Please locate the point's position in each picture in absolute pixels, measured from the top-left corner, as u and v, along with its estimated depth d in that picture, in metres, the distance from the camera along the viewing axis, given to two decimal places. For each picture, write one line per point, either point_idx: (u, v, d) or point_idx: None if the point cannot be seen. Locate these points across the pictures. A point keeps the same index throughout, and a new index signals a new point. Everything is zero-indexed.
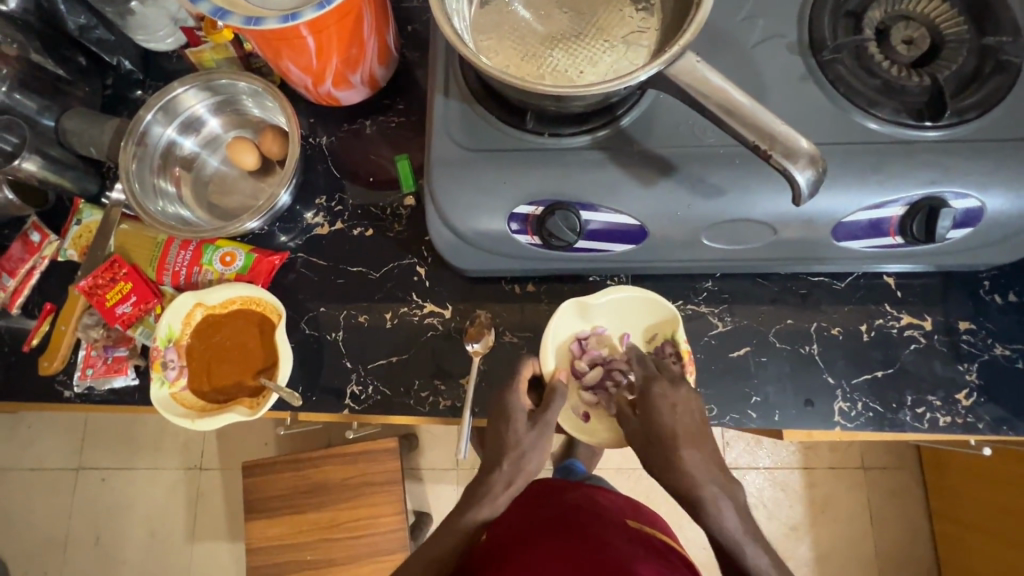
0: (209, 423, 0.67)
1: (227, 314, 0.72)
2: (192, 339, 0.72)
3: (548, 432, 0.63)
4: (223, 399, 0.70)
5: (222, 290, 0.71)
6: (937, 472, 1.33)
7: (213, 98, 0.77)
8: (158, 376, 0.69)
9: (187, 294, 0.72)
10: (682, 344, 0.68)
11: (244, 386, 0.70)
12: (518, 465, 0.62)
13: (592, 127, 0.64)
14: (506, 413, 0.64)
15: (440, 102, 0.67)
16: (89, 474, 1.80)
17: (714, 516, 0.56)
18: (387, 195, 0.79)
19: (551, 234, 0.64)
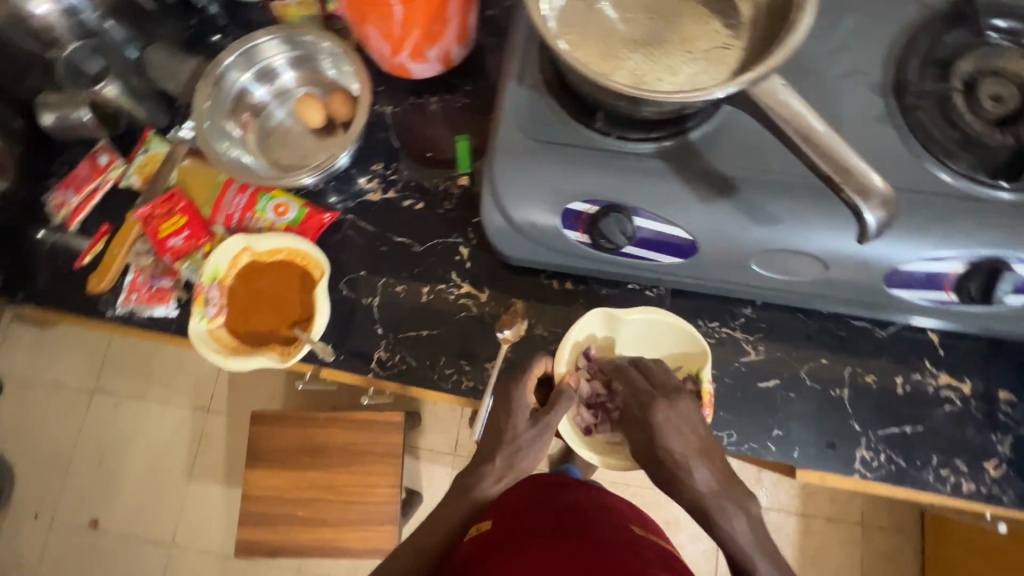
0: (242, 364, 0.69)
1: (273, 263, 0.74)
2: (235, 281, 0.73)
3: (549, 428, 0.66)
4: (257, 343, 0.72)
5: (272, 238, 0.73)
6: (939, 543, 1.30)
7: (293, 52, 0.79)
8: (199, 310, 0.70)
9: (237, 237, 0.73)
10: (703, 383, 0.68)
11: (277, 334, 0.72)
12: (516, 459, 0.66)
13: (659, 136, 0.64)
14: (507, 407, 0.67)
15: (512, 89, 0.67)
16: (103, 397, 1.86)
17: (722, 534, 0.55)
18: (442, 173, 0.80)
19: (603, 235, 0.64)
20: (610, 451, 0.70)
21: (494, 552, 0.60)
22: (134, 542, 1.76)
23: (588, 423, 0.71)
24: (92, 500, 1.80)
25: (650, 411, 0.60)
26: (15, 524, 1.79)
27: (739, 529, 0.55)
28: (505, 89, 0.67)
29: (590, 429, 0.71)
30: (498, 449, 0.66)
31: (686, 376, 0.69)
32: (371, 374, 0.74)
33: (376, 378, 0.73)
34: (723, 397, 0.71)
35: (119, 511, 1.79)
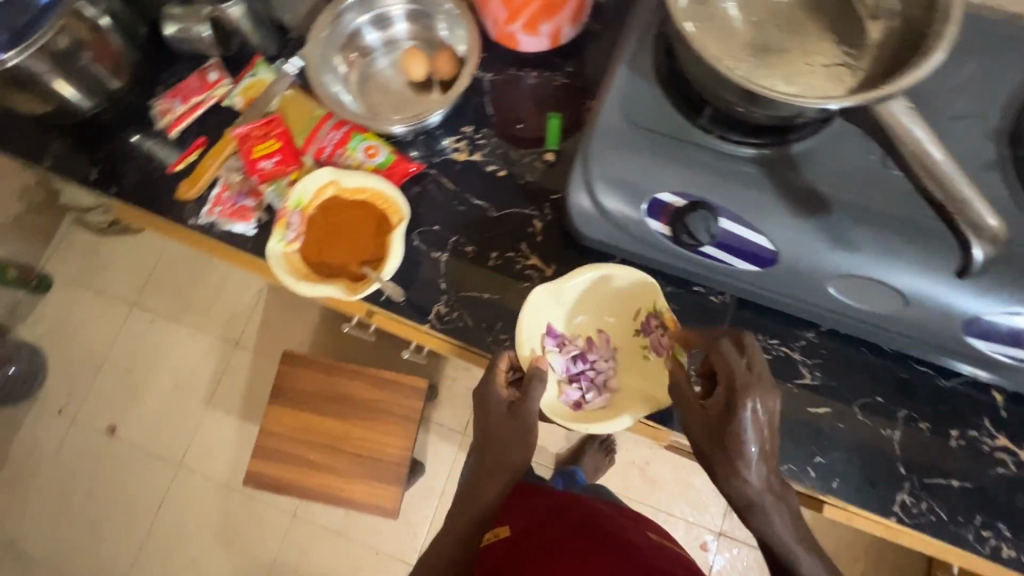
0: (311, 290, 0.71)
1: (355, 201, 0.76)
2: (316, 211, 0.76)
3: (526, 412, 0.69)
4: (326, 274, 0.74)
5: (359, 176, 0.75)
6: None
7: (413, 6, 0.82)
8: (279, 232, 0.73)
9: (326, 169, 0.76)
10: (664, 314, 0.70)
11: (346, 269, 0.74)
12: (505, 446, 0.71)
13: (761, 142, 0.64)
14: (485, 403, 0.72)
15: (622, 73, 0.68)
16: (142, 312, 1.93)
17: (766, 527, 0.58)
18: (529, 146, 0.81)
19: (686, 230, 0.64)
20: (608, 414, 0.71)
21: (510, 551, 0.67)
22: (145, 454, 1.82)
23: (576, 396, 0.73)
24: (113, 407, 1.86)
25: (739, 402, 0.56)
26: (39, 415, 1.86)
27: (780, 522, 0.58)
28: (614, 72, 0.68)
29: (579, 402, 0.72)
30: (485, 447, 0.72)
31: (648, 316, 0.72)
32: (426, 325, 0.76)
33: (431, 330, 0.75)
34: None
35: (137, 422, 1.85)
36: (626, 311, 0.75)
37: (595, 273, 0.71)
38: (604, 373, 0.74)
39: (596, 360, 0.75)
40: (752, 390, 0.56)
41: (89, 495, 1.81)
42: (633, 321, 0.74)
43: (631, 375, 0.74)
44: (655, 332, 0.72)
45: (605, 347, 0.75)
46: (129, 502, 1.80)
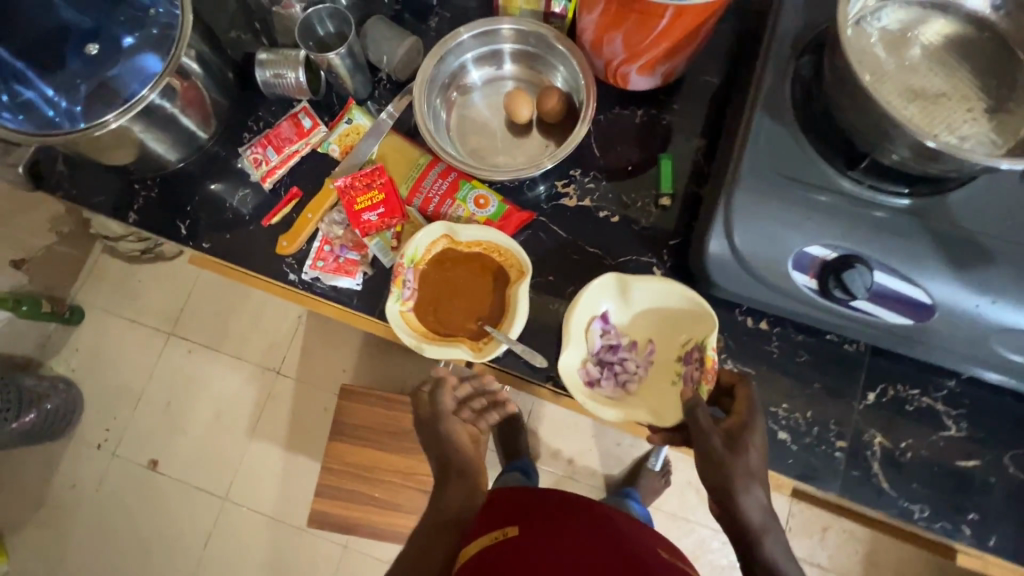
0: (437, 353, 0.68)
1: (470, 254, 0.73)
2: (429, 266, 0.72)
3: (447, 422, 0.75)
4: (445, 333, 0.71)
5: (476, 230, 0.71)
6: None
7: (526, 47, 0.78)
8: (397, 291, 0.69)
9: (440, 223, 0.72)
10: (708, 350, 0.66)
11: (465, 327, 0.71)
12: (445, 458, 0.74)
13: (915, 191, 0.61)
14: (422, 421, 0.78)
15: (760, 119, 0.65)
16: (178, 342, 1.86)
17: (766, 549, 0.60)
18: (641, 189, 0.78)
19: (839, 285, 0.61)
20: (608, 404, 0.70)
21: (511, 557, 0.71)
22: (188, 489, 1.77)
23: (593, 377, 0.71)
24: (153, 441, 1.81)
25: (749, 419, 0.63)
26: (77, 451, 1.81)
27: (772, 543, 0.61)
28: (751, 118, 0.65)
29: (590, 382, 0.71)
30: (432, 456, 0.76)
31: (693, 346, 0.69)
32: (548, 384, 0.72)
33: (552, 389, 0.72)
34: (917, 470, 0.67)
35: (177, 457, 1.79)
36: (672, 326, 0.72)
37: (664, 286, 0.69)
38: (631, 374, 0.72)
39: (629, 360, 0.73)
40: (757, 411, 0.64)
41: (132, 534, 1.75)
42: (766, 373, 0.71)
43: (653, 391, 0.71)
44: (692, 364, 0.68)
45: (645, 355, 0.73)
46: (173, 539, 1.74)
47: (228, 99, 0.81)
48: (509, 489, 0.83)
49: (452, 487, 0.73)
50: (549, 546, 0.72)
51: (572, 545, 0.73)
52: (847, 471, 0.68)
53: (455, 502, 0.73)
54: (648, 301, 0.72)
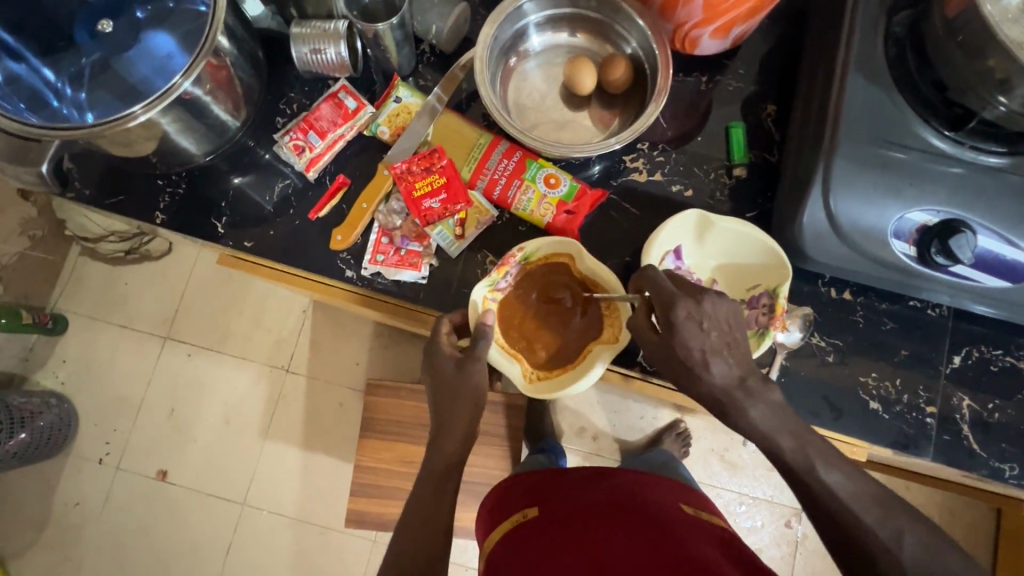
0: (495, 354, 0.68)
1: (581, 286, 0.70)
2: (538, 271, 0.70)
3: (478, 367, 0.64)
4: (513, 341, 0.70)
5: (600, 268, 0.67)
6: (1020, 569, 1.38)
7: (587, 12, 0.73)
8: (495, 278, 0.67)
9: (570, 241, 0.68)
10: (779, 298, 0.65)
11: (535, 348, 0.70)
12: (456, 401, 0.64)
13: (1017, 150, 0.60)
14: (433, 353, 0.66)
15: (854, 80, 0.62)
16: (175, 346, 1.76)
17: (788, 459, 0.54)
18: (712, 160, 0.74)
19: (942, 251, 0.59)
20: None
21: (540, 532, 0.67)
22: (203, 498, 1.69)
23: None
24: (158, 449, 1.72)
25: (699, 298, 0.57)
26: (76, 467, 1.71)
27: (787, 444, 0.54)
28: (845, 79, 0.62)
29: None
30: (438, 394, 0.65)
31: (761, 293, 0.67)
32: (636, 368, 0.72)
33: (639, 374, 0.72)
34: (1006, 428, 0.68)
35: (187, 464, 1.71)
36: (747, 290, 0.69)
37: (746, 232, 0.66)
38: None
39: None
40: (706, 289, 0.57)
41: (146, 548, 1.68)
42: (853, 344, 0.70)
43: None
44: (758, 309, 0.67)
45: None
46: (190, 549, 1.67)
47: (259, 80, 0.73)
48: (517, 478, 0.82)
49: (454, 430, 0.64)
50: (558, 511, 0.70)
51: (580, 502, 0.71)
52: (939, 436, 0.68)
53: (456, 449, 0.64)
54: (723, 246, 0.69)
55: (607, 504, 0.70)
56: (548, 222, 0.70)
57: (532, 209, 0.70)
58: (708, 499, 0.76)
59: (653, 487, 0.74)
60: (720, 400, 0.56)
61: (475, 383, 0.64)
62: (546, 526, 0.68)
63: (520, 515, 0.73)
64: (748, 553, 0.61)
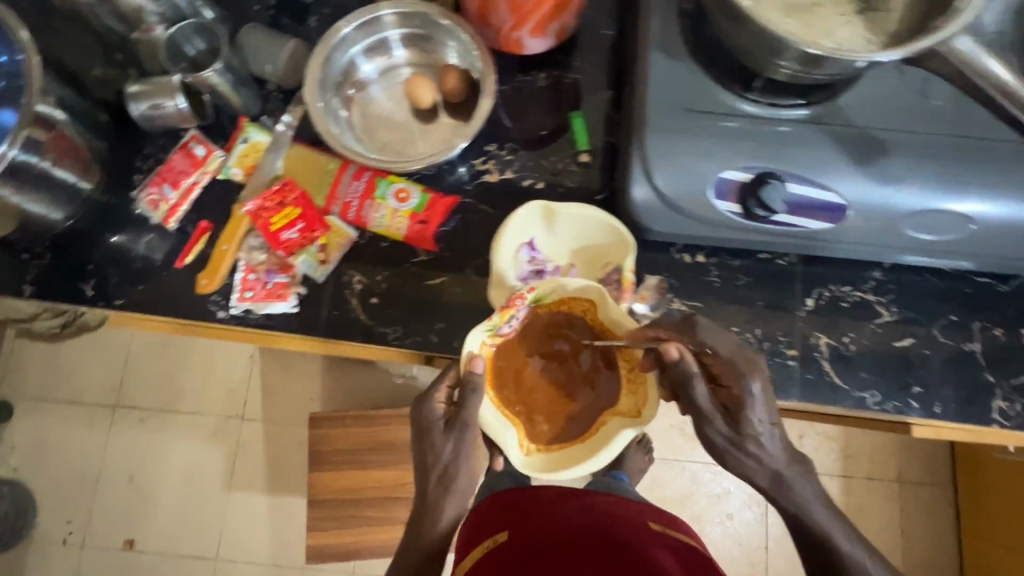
0: (491, 422, 0.69)
1: (596, 335, 0.70)
2: (546, 315, 0.71)
3: (468, 435, 0.67)
4: (512, 403, 0.71)
5: (619, 314, 0.67)
6: (976, 493, 1.43)
7: (410, 30, 0.76)
8: (496, 325, 0.66)
9: (593, 285, 0.68)
10: (625, 271, 0.68)
11: (542, 408, 0.71)
12: (449, 476, 0.68)
13: (811, 101, 0.64)
14: (427, 427, 0.69)
15: (655, 56, 0.65)
16: (126, 412, 1.74)
17: (819, 525, 0.63)
18: (559, 151, 0.78)
19: (760, 204, 0.63)
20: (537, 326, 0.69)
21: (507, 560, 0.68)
22: (174, 561, 1.67)
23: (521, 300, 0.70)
24: (124, 519, 1.70)
25: (738, 387, 0.61)
26: (41, 552, 1.68)
27: (819, 511, 0.64)
28: (647, 57, 0.66)
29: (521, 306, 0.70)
30: (430, 472, 0.69)
31: (612, 269, 0.70)
32: None
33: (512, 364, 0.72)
34: (864, 359, 0.72)
35: (155, 530, 1.69)
36: (600, 265, 0.72)
37: (586, 214, 0.70)
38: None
39: None
40: (749, 375, 0.60)
41: None
42: (711, 304, 0.74)
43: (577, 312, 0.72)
44: (612, 286, 0.70)
45: (568, 279, 0.73)
46: None
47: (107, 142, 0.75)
48: (491, 497, 0.80)
49: (448, 499, 0.69)
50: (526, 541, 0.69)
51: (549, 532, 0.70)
52: (802, 376, 0.71)
53: (441, 529, 0.69)
54: (572, 231, 0.72)
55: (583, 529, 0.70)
56: (403, 235, 0.73)
57: (387, 225, 0.72)
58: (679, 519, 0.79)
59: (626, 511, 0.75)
60: (771, 473, 0.64)
61: (469, 453, 0.69)
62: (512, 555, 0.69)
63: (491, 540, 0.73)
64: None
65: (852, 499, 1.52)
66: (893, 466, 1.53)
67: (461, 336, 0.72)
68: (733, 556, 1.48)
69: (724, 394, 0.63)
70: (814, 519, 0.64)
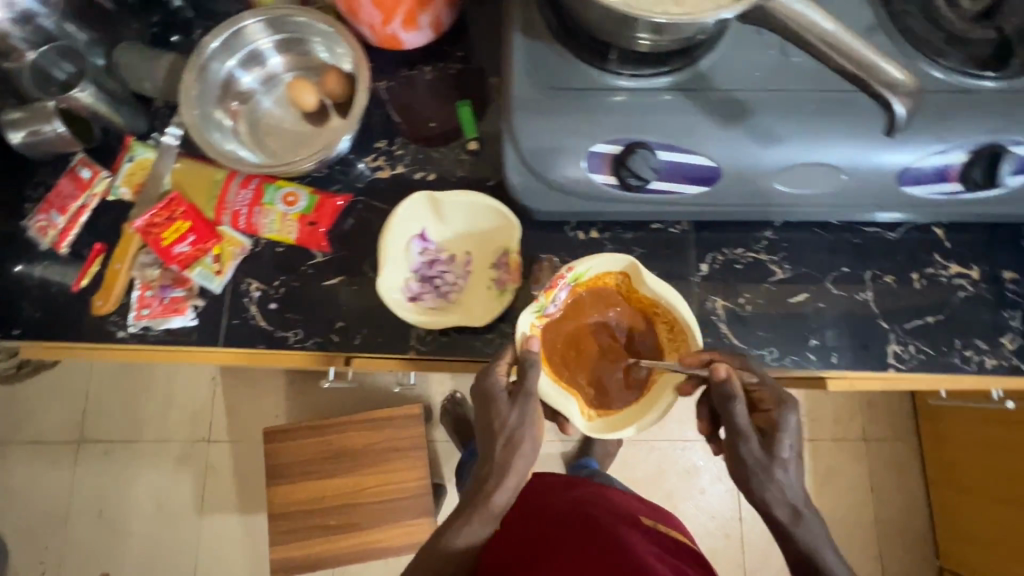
0: (550, 394, 0.69)
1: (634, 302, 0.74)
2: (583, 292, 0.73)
3: (532, 402, 0.63)
4: (566, 374, 0.72)
5: (658, 285, 0.70)
6: (939, 445, 1.42)
7: (279, 36, 0.76)
8: (544, 303, 0.68)
9: (624, 257, 0.70)
10: (512, 253, 0.69)
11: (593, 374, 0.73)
12: (512, 448, 0.62)
13: (672, 68, 0.65)
14: (489, 397, 0.64)
15: (518, 39, 0.66)
16: (91, 447, 1.72)
17: (825, 562, 0.60)
18: (448, 141, 0.78)
19: (632, 174, 0.64)
20: (434, 316, 0.70)
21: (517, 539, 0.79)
22: None
23: (415, 290, 0.71)
24: (99, 554, 1.68)
25: (777, 413, 0.64)
26: None
27: (828, 552, 0.60)
28: (511, 40, 0.66)
29: (415, 297, 0.71)
30: (494, 440, 0.62)
31: (501, 252, 0.72)
32: (411, 351, 0.72)
33: (417, 356, 0.72)
34: (760, 317, 0.73)
35: (130, 561, 1.68)
36: (492, 250, 0.73)
37: (470, 201, 0.70)
38: (451, 285, 0.73)
39: (448, 272, 0.73)
40: (789, 404, 0.63)
41: None
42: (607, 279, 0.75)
43: (474, 297, 0.73)
44: (503, 269, 0.72)
45: (464, 267, 0.73)
46: None
47: None
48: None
49: (513, 472, 0.61)
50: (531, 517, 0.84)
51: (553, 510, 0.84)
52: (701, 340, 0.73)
53: (506, 500, 0.61)
54: (461, 218, 0.72)
55: (571, 514, 0.81)
56: (296, 238, 0.73)
57: (278, 229, 0.73)
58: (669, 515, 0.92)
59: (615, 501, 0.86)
60: (787, 503, 0.60)
61: (534, 421, 0.63)
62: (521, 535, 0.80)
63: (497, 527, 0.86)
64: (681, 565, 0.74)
65: (820, 462, 1.51)
66: (857, 424, 1.52)
67: (361, 332, 0.72)
68: (708, 530, 1.47)
69: (759, 417, 0.65)
70: (823, 562, 0.60)
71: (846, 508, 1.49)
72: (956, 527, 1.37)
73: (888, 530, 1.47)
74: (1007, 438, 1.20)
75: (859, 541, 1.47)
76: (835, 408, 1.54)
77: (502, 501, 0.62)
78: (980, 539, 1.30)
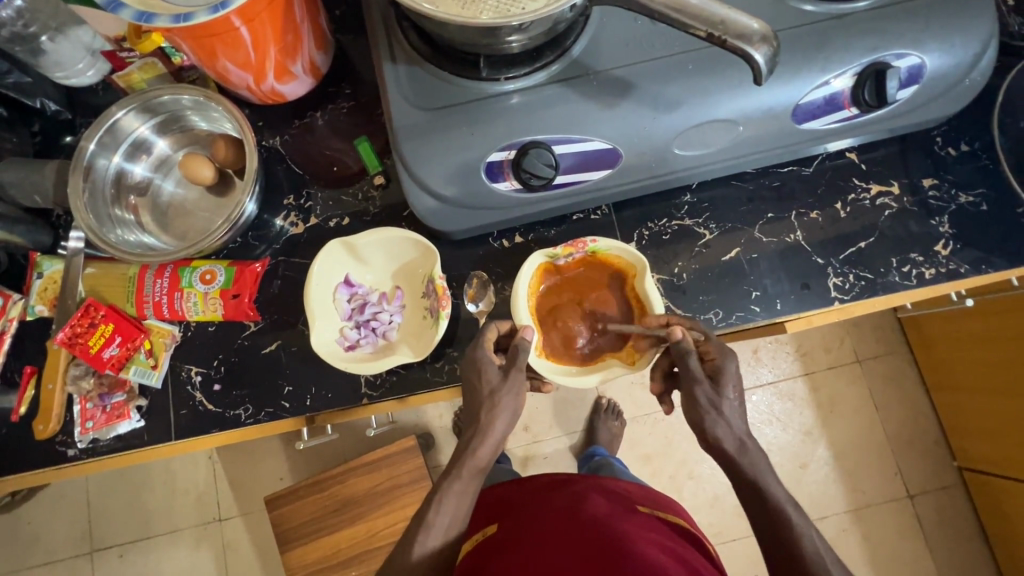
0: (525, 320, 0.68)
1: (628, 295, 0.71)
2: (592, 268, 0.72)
3: (519, 379, 0.64)
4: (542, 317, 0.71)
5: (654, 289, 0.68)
6: (926, 349, 1.39)
7: (156, 118, 0.75)
8: (559, 252, 0.70)
9: (639, 258, 0.70)
10: (436, 279, 0.68)
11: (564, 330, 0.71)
12: (495, 414, 0.62)
13: (546, 62, 0.64)
14: (477, 366, 0.65)
15: (389, 70, 0.66)
16: (104, 555, 1.52)
17: (772, 497, 0.59)
18: (355, 180, 0.77)
19: (530, 175, 0.63)
20: (374, 358, 0.69)
21: (500, 544, 0.66)
22: None
23: (352, 339, 0.71)
24: None
25: (720, 361, 0.64)
26: None
27: (776, 485, 0.60)
28: (386, 73, 0.66)
29: (353, 345, 0.70)
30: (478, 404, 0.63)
31: (428, 280, 0.71)
32: (364, 399, 0.71)
33: (370, 401, 0.71)
34: (696, 283, 0.74)
35: None
36: (419, 279, 0.74)
37: (385, 236, 0.70)
38: (387, 324, 0.73)
39: (381, 311, 0.73)
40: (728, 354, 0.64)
41: None
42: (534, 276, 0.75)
43: (412, 331, 0.72)
44: (432, 296, 0.70)
45: (396, 303, 0.74)
46: None
47: None
48: (482, 497, 0.79)
49: (495, 433, 0.63)
50: (518, 517, 0.71)
51: (545, 509, 0.71)
52: None
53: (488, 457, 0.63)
54: (382, 255, 0.73)
55: (565, 512, 0.69)
56: (223, 314, 0.73)
57: (203, 309, 0.72)
58: (673, 502, 0.82)
59: (613, 492, 0.76)
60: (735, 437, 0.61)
61: (516, 394, 0.64)
62: (508, 537, 0.67)
63: (480, 533, 0.72)
64: (689, 556, 0.64)
65: (823, 394, 1.46)
66: (849, 349, 1.47)
67: (310, 391, 0.71)
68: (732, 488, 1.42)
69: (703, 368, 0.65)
70: (770, 493, 0.59)
71: (855, 433, 1.44)
72: (960, 425, 1.36)
73: (905, 447, 1.43)
74: (990, 329, 1.16)
75: (874, 463, 1.43)
76: (823, 336, 1.48)
77: (485, 462, 0.63)
78: (990, 432, 1.27)
